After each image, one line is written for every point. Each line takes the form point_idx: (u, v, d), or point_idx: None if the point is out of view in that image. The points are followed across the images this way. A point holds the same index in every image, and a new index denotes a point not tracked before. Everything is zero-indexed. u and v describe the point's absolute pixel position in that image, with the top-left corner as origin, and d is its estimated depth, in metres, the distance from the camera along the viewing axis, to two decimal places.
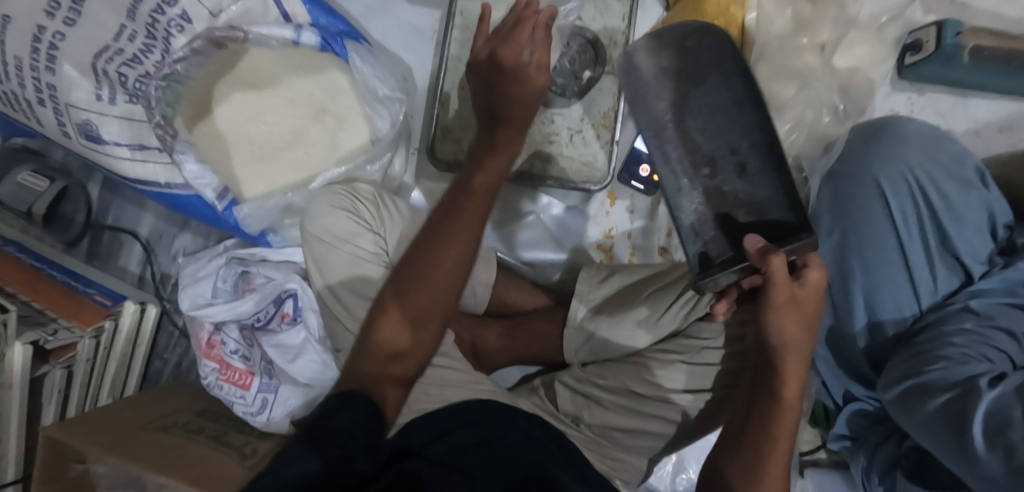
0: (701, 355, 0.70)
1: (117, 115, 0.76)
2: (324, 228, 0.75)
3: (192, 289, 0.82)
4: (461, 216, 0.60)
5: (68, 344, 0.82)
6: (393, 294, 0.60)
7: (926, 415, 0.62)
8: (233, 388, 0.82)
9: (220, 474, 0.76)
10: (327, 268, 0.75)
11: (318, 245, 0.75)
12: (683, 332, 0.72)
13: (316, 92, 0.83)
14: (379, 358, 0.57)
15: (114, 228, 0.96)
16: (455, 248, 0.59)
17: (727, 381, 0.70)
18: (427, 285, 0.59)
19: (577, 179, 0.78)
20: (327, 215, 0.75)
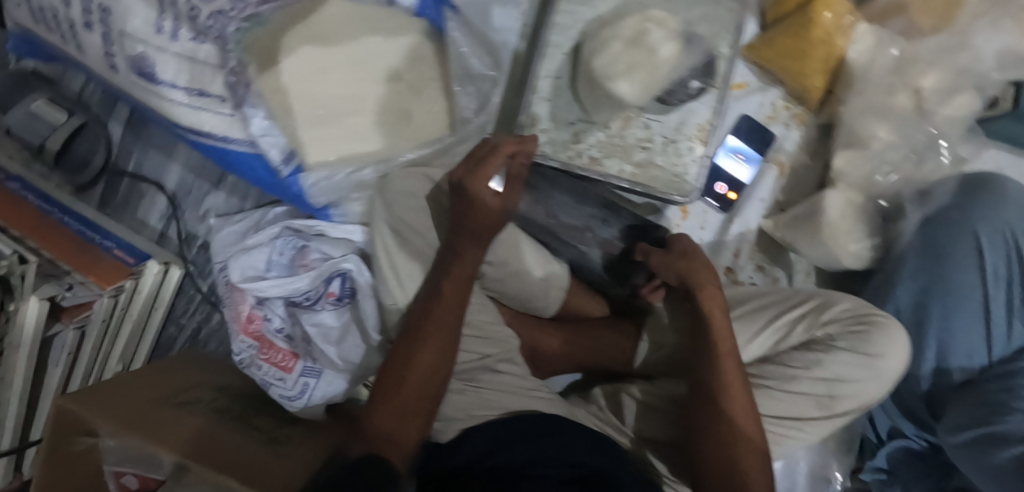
0: (792, 384, 0.64)
1: (177, 52, 0.66)
2: (399, 218, 0.72)
3: (242, 259, 0.75)
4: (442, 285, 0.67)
5: (84, 303, 0.73)
6: (382, 384, 0.63)
7: (993, 466, 0.63)
8: (272, 369, 0.75)
9: (256, 462, 0.68)
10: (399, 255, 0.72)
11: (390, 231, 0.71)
12: (770, 359, 0.67)
13: (393, 58, 0.77)
14: (382, 441, 0.60)
15: (134, 176, 0.86)
16: (434, 333, 0.65)
17: (815, 414, 0.64)
18: (419, 363, 0.63)
19: (663, 189, 0.75)
20: (401, 204, 0.72)
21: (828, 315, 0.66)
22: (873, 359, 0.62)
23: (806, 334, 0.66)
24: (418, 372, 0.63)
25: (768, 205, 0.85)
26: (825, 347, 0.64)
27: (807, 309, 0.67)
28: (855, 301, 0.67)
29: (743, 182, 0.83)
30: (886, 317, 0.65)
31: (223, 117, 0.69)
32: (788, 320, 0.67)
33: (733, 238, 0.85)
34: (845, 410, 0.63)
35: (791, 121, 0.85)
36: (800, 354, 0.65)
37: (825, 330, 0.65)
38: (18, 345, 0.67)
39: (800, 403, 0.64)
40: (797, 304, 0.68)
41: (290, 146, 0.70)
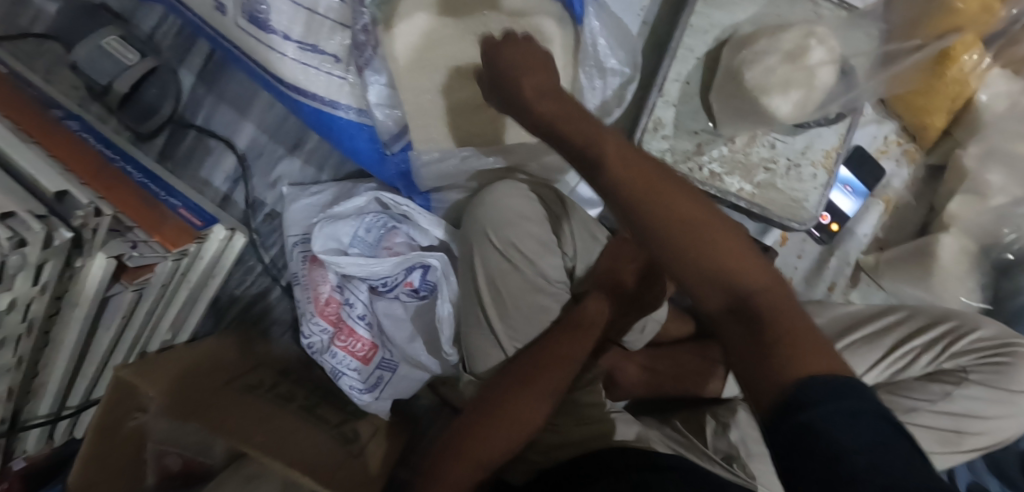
0: (914, 417, 0.60)
1: (297, 0, 0.59)
2: (507, 236, 0.63)
3: (327, 229, 0.68)
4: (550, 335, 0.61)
5: (148, 264, 0.65)
6: (462, 431, 0.57)
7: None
8: (348, 358, 0.69)
9: (330, 460, 0.65)
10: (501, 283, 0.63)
11: (496, 255, 0.63)
12: (889, 387, 0.63)
13: (514, 38, 0.71)
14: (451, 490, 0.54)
15: (202, 130, 0.78)
16: (532, 392, 0.57)
17: (940, 450, 0.60)
18: (508, 414, 0.56)
19: (782, 214, 0.72)
20: (511, 222, 0.64)
21: (960, 344, 0.61)
22: (1015, 395, 0.59)
23: (934, 364, 0.62)
24: (503, 425, 0.56)
25: (869, 240, 0.82)
26: (957, 379, 0.60)
27: (940, 335, 0.62)
28: (994, 328, 0.62)
29: (846, 212, 0.80)
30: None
31: (334, 80, 0.64)
32: (915, 346, 0.63)
33: (830, 270, 0.82)
34: (973, 448, 0.60)
35: (901, 158, 0.82)
36: (926, 387, 0.61)
37: (957, 361, 0.61)
38: (76, 304, 0.60)
39: (926, 439, 0.59)
40: (926, 328, 0.63)
41: (403, 122, 0.64)
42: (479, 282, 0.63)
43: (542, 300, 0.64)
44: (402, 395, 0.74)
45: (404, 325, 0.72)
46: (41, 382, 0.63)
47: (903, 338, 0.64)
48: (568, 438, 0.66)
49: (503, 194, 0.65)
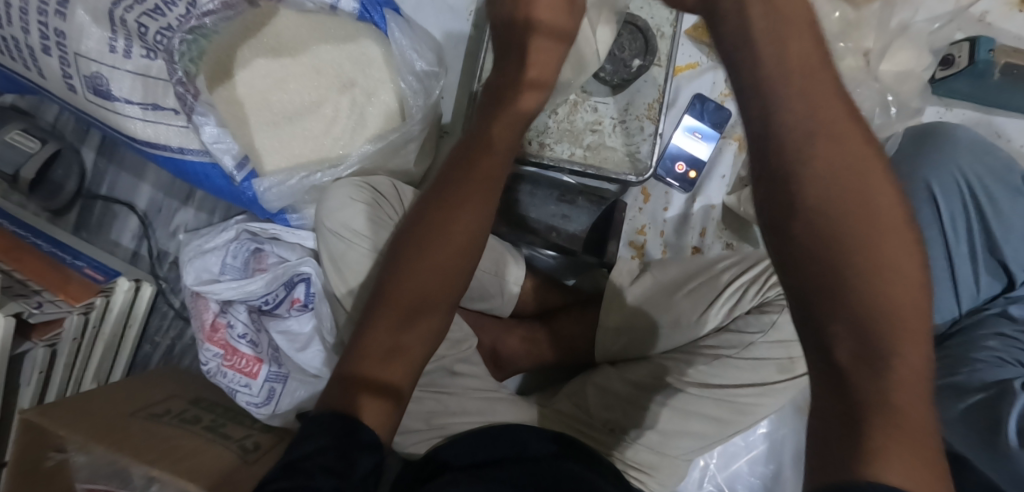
0: (751, 350, 0.67)
1: (131, 70, 0.69)
2: (342, 221, 0.69)
3: (198, 263, 0.76)
4: (431, 251, 0.52)
5: (54, 320, 0.74)
6: (373, 297, 0.52)
7: (954, 414, 0.60)
8: (237, 375, 0.75)
9: (223, 467, 0.67)
10: (346, 263, 0.68)
11: (336, 240, 0.69)
12: (726, 328, 0.69)
13: (345, 63, 0.78)
14: (377, 354, 0.49)
15: (107, 198, 0.88)
16: (445, 251, 0.52)
17: (778, 378, 0.67)
18: (414, 310, 0.51)
19: (618, 169, 0.75)
20: (346, 207, 0.69)
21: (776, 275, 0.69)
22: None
23: (759, 297, 0.68)
24: (418, 283, 0.51)
25: (731, 181, 0.84)
26: (779, 307, 0.68)
27: (763, 269, 0.69)
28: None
29: (703, 159, 0.83)
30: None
31: (177, 129, 0.72)
32: (742, 286, 0.69)
33: (697, 217, 0.84)
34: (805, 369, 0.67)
35: None
36: (756, 319, 0.68)
37: (776, 290, 0.68)
38: None
39: (765, 369, 0.66)
40: (748, 267, 0.70)
41: (243, 152, 0.72)
42: (327, 264, 0.70)
43: None
44: (302, 404, 0.76)
45: (294, 338, 0.76)
46: None
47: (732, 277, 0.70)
48: (446, 419, 0.68)
49: (341, 188, 0.71)
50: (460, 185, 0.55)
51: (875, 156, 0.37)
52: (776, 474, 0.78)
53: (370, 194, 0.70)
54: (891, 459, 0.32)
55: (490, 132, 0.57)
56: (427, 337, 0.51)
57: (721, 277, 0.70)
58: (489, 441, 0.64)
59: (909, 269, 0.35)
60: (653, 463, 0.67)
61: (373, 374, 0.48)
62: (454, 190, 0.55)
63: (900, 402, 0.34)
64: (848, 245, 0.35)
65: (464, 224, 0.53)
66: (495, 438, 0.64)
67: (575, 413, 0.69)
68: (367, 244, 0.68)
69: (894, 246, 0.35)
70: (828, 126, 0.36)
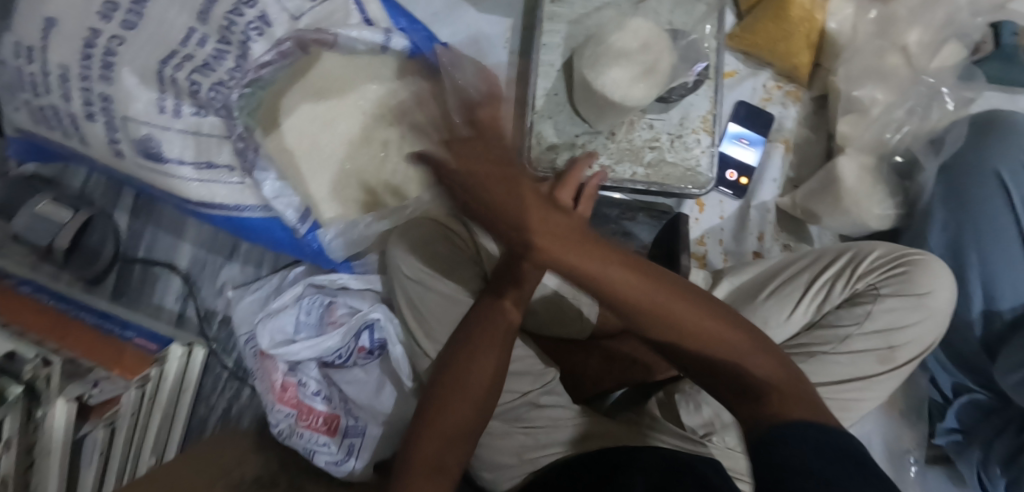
0: (848, 344, 0.65)
1: (181, 129, 0.66)
2: (418, 266, 0.68)
3: (269, 323, 0.68)
4: (471, 341, 0.59)
5: (111, 398, 0.70)
6: (421, 409, 0.58)
7: None
8: (314, 435, 0.72)
9: None
10: (428, 308, 0.67)
11: (414, 284, 0.68)
12: (819, 323, 0.68)
13: (392, 103, 0.77)
14: (438, 436, 0.56)
15: (146, 261, 0.84)
16: (486, 341, 0.59)
17: (880, 370, 0.66)
18: (463, 385, 0.58)
19: (679, 184, 0.75)
20: (415, 251, 0.68)
21: (863, 266, 0.68)
22: (923, 298, 0.65)
23: (851, 289, 0.67)
24: (451, 419, 0.57)
25: (782, 184, 0.85)
26: (873, 298, 0.66)
27: (842, 266, 0.69)
28: (885, 246, 0.69)
29: (752, 165, 0.84)
30: (922, 254, 0.67)
31: (233, 187, 0.69)
32: (828, 284, 0.69)
33: (754, 222, 0.84)
34: (908, 358, 0.66)
35: (786, 100, 0.86)
36: (848, 312, 0.67)
37: (866, 281, 0.67)
38: (49, 452, 0.63)
39: (863, 361, 0.65)
40: (829, 262, 0.70)
41: (304, 205, 0.70)
42: (405, 310, 0.69)
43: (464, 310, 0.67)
44: (380, 456, 0.75)
45: (364, 385, 0.76)
46: None
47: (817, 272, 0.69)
48: (536, 452, 0.68)
49: (409, 230, 0.70)
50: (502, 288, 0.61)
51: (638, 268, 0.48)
52: None
53: (438, 232, 0.70)
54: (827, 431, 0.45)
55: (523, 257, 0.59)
56: (464, 456, 0.57)
57: (803, 277, 0.70)
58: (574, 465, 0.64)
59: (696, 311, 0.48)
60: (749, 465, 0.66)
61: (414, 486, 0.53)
62: (496, 292, 0.61)
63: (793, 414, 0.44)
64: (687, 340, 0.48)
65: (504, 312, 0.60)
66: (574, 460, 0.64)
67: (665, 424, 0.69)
68: (448, 286, 0.67)
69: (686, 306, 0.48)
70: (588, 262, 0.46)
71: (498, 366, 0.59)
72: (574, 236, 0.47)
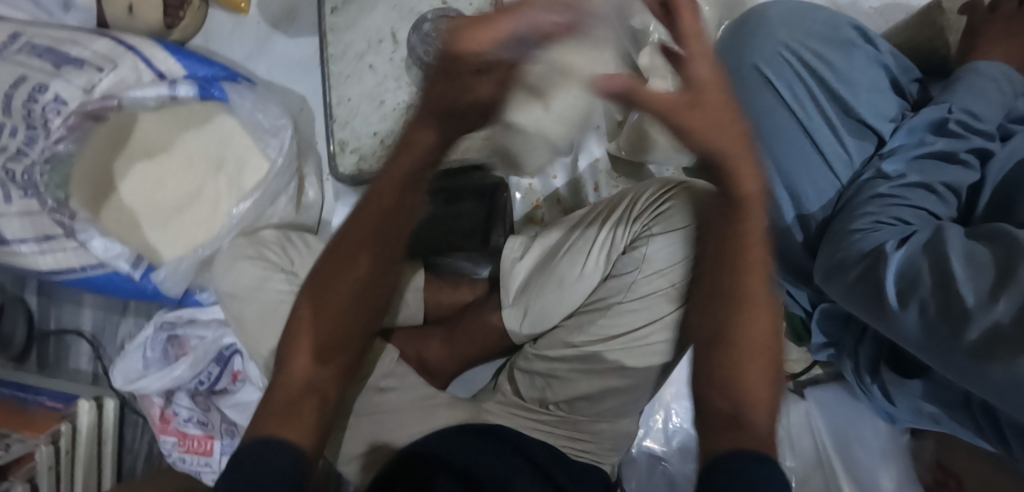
0: (635, 289, 0.61)
1: (17, 211, 0.74)
2: (234, 283, 0.73)
3: (120, 365, 0.76)
4: (338, 279, 0.56)
5: (25, 456, 0.79)
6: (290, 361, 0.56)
7: (850, 284, 0.58)
8: (195, 457, 0.79)
9: None
10: (248, 323, 0.72)
11: (232, 301, 0.73)
12: (609, 275, 0.64)
13: (212, 144, 0.83)
14: (290, 392, 0.55)
15: (58, 332, 0.94)
16: (347, 281, 0.56)
17: (670, 309, 0.61)
18: (334, 331, 0.56)
19: (480, 156, 0.77)
20: (229, 271, 0.73)
21: (637, 203, 0.62)
22: (689, 230, 0.59)
23: (629, 233, 0.62)
24: (315, 375, 0.56)
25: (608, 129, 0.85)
26: (647, 238, 0.61)
27: (629, 200, 0.64)
28: (661, 180, 0.64)
29: None
30: (692, 180, 0.62)
31: (72, 251, 0.76)
32: (608, 229, 0.63)
33: (586, 172, 0.86)
34: (698, 292, 0.60)
35: None
36: (628, 258, 0.62)
37: (641, 222, 0.61)
38: None
39: (652, 303, 0.61)
40: (617, 202, 0.65)
41: (136, 252, 0.78)
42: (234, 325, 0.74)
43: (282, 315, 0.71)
44: None
45: (242, 407, 0.79)
46: None
47: (603, 218, 0.64)
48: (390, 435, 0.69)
49: (224, 254, 0.74)
50: (360, 226, 0.55)
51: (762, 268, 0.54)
52: None
53: (249, 250, 0.74)
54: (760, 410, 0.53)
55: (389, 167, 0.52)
56: (340, 368, 0.58)
57: (588, 227, 0.65)
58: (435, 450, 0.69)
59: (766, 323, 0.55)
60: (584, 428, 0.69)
61: (278, 430, 0.52)
62: (357, 220, 0.55)
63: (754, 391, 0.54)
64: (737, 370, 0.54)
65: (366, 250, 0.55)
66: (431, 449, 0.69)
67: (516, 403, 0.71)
68: (264, 299, 0.72)
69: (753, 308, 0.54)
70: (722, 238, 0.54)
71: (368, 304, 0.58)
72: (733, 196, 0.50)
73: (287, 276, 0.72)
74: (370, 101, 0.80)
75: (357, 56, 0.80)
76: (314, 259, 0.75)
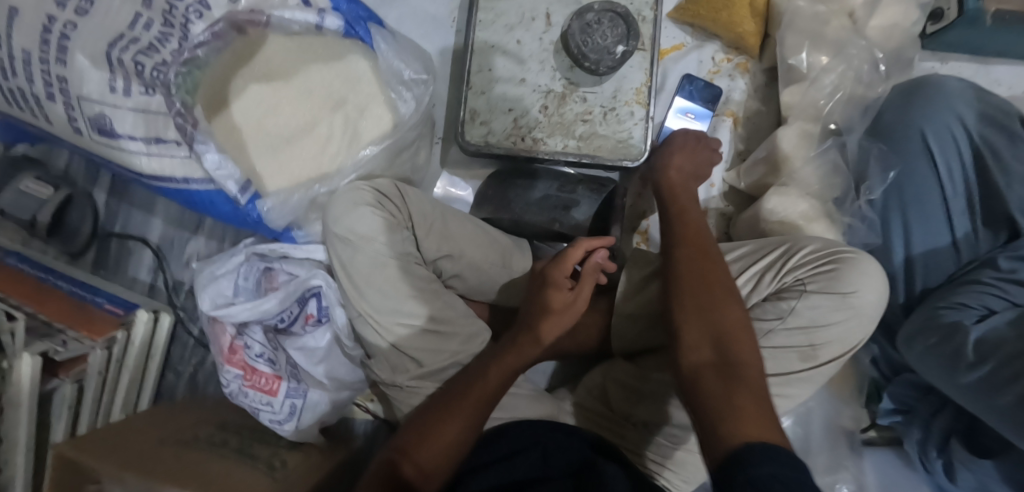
0: (769, 339, 0.61)
1: (132, 107, 0.70)
2: (350, 228, 0.72)
3: (211, 288, 0.76)
4: (502, 360, 0.69)
5: (79, 356, 0.77)
6: (446, 401, 0.67)
7: (922, 350, 0.62)
8: (258, 394, 0.76)
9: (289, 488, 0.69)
10: (357, 271, 0.72)
11: (346, 247, 0.72)
12: None
13: (336, 83, 0.81)
14: (435, 420, 0.65)
15: (122, 236, 0.92)
16: (513, 358, 0.69)
17: (800, 367, 0.62)
18: (472, 393, 0.66)
19: (612, 156, 0.76)
20: (347, 214, 0.72)
21: (794, 259, 0.63)
22: (846, 297, 0.60)
23: (777, 282, 0.63)
24: (447, 436, 0.64)
25: (730, 156, 0.85)
26: (798, 293, 0.61)
27: (779, 255, 0.64)
28: (822, 242, 0.65)
29: None
30: (855, 251, 0.62)
31: (180, 160, 0.73)
32: (753, 275, 0.64)
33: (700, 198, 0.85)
34: (828, 358, 0.61)
35: (734, 72, 0.86)
36: (773, 305, 0.62)
37: (794, 275, 0.62)
38: (18, 401, 0.70)
39: (784, 358, 0.61)
40: (764, 254, 0.65)
41: (245, 176, 0.74)
42: (339, 272, 0.73)
43: (391, 270, 0.71)
44: (322, 417, 0.80)
45: (312, 353, 0.80)
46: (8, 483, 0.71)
47: (749, 264, 0.65)
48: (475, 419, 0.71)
49: (342, 195, 0.72)
50: (525, 333, 0.70)
51: (727, 307, 0.56)
52: (802, 447, 0.77)
53: (371, 199, 0.72)
54: (729, 424, 0.46)
55: (537, 311, 0.71)
56: (462, 428, 0.65)
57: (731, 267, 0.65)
58: (510, 441, 0.65)
59: (733, 340, 0.53)
60: (661, 448, 0.70)
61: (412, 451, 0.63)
62: (526, 324, 0.71)
63: (738, 402, 0.48)
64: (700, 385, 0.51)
65: (525, 350, 0.69)
66: (497, 446, 0.65)
67: (598, 409, 0.74)
68: (378, 248, 0.72)
69: (693, 334, 0.54)
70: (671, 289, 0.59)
71: (507, 376, 0.68)
72: (693, 267, 0.59)
73: (411, 233, 0.74)
74: (511, 76, 0.77)
75: (505, 25, 0.78)
76: (434, 220, 0.75)
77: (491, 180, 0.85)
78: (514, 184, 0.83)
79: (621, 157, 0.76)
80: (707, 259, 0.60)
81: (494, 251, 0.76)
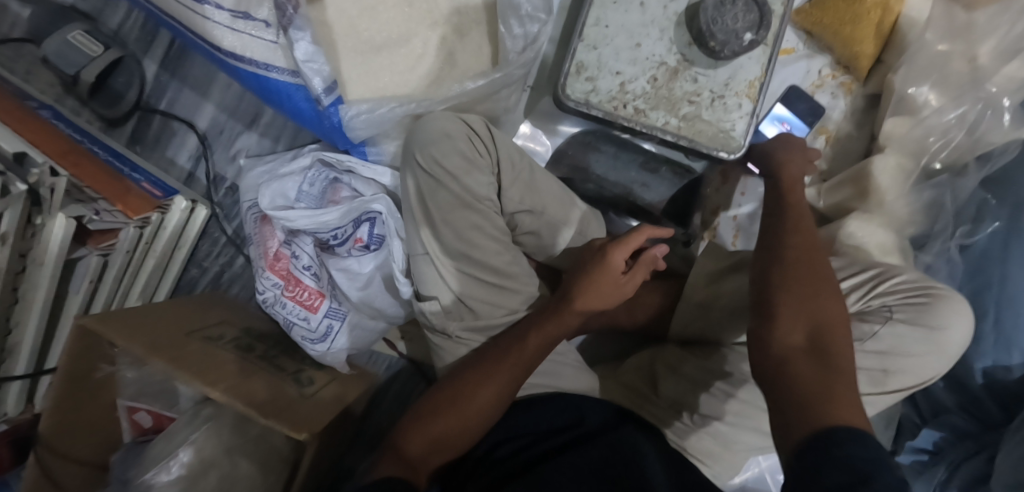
0: None
1: None
2: (435, 157, 0.67)
3: (274, 186, 0.74)
4: (539, 332, 0.64)
5: (110, 230, 0.71)
6: (484, 362, 0.63)
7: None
8: (297, 307, 0.74)
9: (298, 406, 0.67)
10: (434, 202, 0.68)
11: (425, 174, 0.68)
12: None
13: (439, 1, 0.75)
14: (466, 386, 0.61)
15: (166, 114, 0.86)
16: (550, 328, 0.64)
17: (866, 390, 0.61)
18: (504, 365, 0.62)
19: (709, 144, 0.75)
20: (438, 143, 0.67)
21: (884, 286, 0.63)
22: (934, 332, 0.59)
23: (863, 304, 0.62)
24: (478, 406, 0.60)
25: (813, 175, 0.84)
26: (884, 318, 0.60)
27: (869, 278, 0.63)
28: (913, 274, 0.64)
29: None
30: (948, 290, 0.62)
31: (267, 44, 0.67)
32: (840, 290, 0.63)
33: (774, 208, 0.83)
34: (897, 387, 0.61)
35: (838, 90, 0.84)
36: (854, 325, 0.61)
37: (882, 300, 0.62)
38: (43, 263, 0.65)
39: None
40: (854, 272, 0.64)
41: (333, 77, 0.69)
42: (414, 202, 0.69)
43: (470, 214, 0.68)
44: (356, 344, 0.77)
45: (354, 277, 0.74)
46: (15, 340, 0.68)
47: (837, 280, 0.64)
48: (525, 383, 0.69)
49: (433, 120, 0.68)
50: (569, 299, 0.65)
51: (827, 295, 0.54)
52: None
53: (463, 132, 0.68)
54: (819, 408, 0.46)
55: (582, 279, 0.66)
56: (495, 397, 0.61)
57: None
58: (555, 416, 0.64)
59: (831, 328, 0.52)
60: (700, 442, 0.68)
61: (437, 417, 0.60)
62: (570, 289, 0.66)
63: (832, 388, 0.47)
64: (789, 365, 0.50)
65: (565, 321, 0.64)
66: (537, 415, 0.64)
67: (639, 389, 0.73)
68: (460, 187, 0.68)
69: (788, 314, 0.53)
70: (769, 267, 0.57)
71: (539, 352, 0.63)
72: (795, 250, 0.57)
73: (495, 178, 0.70)
74: (627, 38, 0.74)
75: None
76: (521, 171, 0.71)
77: (577, 140, 0.81)
78: (597, 150, 0.80)
79: (720, 147, 0.75)
80: (809, 246, 0.58)
81: (567, 211, 0.73)
